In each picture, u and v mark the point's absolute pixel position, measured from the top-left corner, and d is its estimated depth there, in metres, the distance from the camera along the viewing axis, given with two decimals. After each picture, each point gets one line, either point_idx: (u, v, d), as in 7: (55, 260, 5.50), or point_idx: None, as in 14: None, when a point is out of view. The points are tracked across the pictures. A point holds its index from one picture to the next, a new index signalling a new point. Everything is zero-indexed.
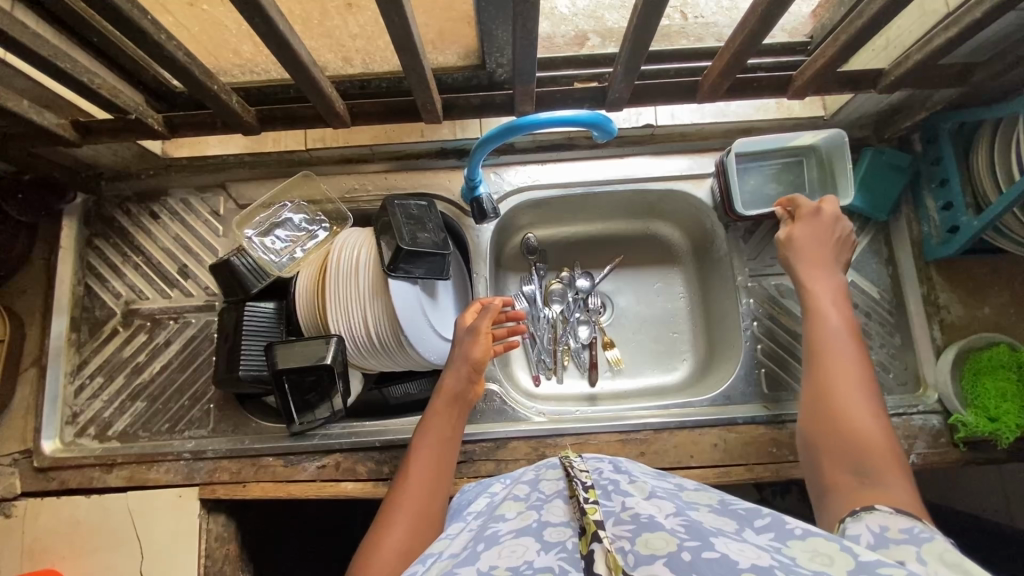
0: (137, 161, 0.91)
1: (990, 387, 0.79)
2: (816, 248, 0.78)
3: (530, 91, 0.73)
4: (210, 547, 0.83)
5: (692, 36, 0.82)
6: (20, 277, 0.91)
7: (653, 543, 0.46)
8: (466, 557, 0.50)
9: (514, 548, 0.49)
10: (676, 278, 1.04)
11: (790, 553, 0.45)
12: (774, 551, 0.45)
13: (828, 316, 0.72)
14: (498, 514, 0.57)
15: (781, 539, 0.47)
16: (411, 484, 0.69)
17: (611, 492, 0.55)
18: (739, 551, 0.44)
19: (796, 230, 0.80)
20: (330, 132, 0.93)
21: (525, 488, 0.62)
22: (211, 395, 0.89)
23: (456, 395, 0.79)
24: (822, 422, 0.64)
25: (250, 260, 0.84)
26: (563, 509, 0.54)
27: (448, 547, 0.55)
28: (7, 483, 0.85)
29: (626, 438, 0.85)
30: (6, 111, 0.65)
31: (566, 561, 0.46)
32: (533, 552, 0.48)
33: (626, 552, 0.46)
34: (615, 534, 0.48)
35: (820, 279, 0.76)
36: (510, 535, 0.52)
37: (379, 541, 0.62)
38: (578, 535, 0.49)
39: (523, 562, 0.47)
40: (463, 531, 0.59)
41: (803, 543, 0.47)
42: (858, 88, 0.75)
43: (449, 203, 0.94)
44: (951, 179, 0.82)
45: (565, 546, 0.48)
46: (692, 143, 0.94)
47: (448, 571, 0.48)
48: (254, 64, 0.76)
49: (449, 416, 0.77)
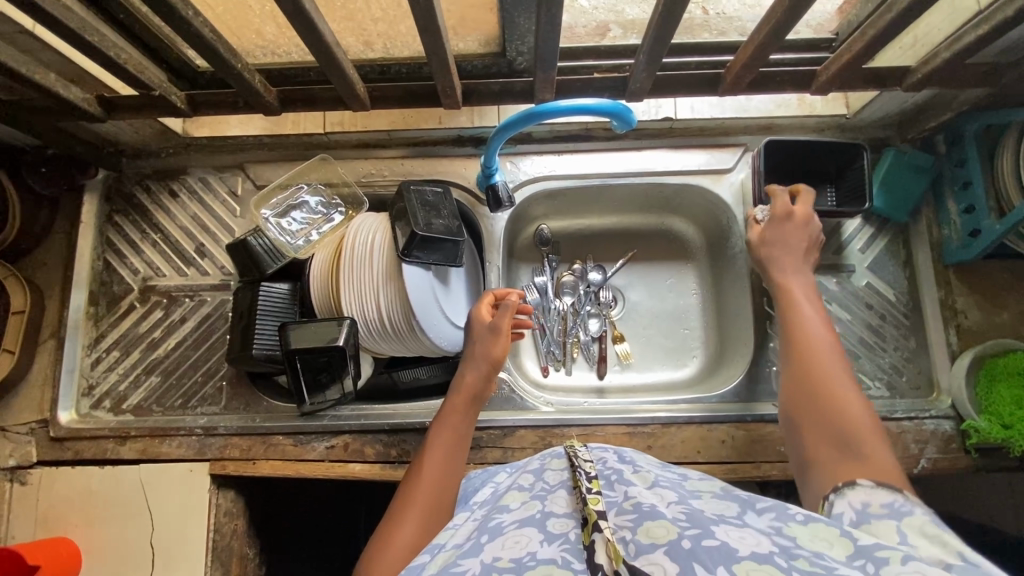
0: (158, 138, 0.92)
1: (1006, 394, 0.79)
2: (789, 248, 0.79)
3: (551, 78, 0.73)
4: (219, 522, 0.84)
5: (715, 29, 0.80)
6: (42, 250, 0.93)
7: (654, 531, 0.45)
8: (470, 547, 0.50)
9: (517, 538, 0.50)
10: (690, 275, 1.04)
11: (791, 534, 0.46)
12: (775, 534, 0.46)
13: (807, 308, 0.73)
14: (502, 504, 0.58)
15: (781, 519, 0.48)
16: (425, 476, 0.70)
17: (614, 482, 0.56)
18: (740, 538, 0.45)
19: (762, 233, 0.81)
20: (348, 115, 0.93)
21: (530, 478, 0.62)
22: (224, 372, 0.90)
23: (474, 394, 0.79)
24: (807, 395, 0.65)
25: (266, 241, 0.86)
26: (566, 501, 0.54)
27: (455, 536, 0.56)
28: (23, 452, 0.86)
29: (633, 431, 0.85)
30: (33, 84, 0.66)
31: (569, 551, 0.47)
32: (536, 543, 0.48)
33: (628, 541, 0.46)
34: (616, 525, 0.48)
35: (793, 275, 0.77)
36: (513, 525, 0.52)
37: (393, 535, 0.62)
38: (579, 527, 0.49)
39: (526, 553, 0.47)
40: (467, 520, 0.59)
41: (804, 527, 0.47)
42: (884, 85, 0.74)
43: (464, 191, 0.94)
44: (974, 182, 0.81)
45: (568, 537, 0.48)
46: (712, 138, 0.93)
47: (451, 562, 0.48)
48: (277, 45, 0.76)
49: (464, 415, 0.78)
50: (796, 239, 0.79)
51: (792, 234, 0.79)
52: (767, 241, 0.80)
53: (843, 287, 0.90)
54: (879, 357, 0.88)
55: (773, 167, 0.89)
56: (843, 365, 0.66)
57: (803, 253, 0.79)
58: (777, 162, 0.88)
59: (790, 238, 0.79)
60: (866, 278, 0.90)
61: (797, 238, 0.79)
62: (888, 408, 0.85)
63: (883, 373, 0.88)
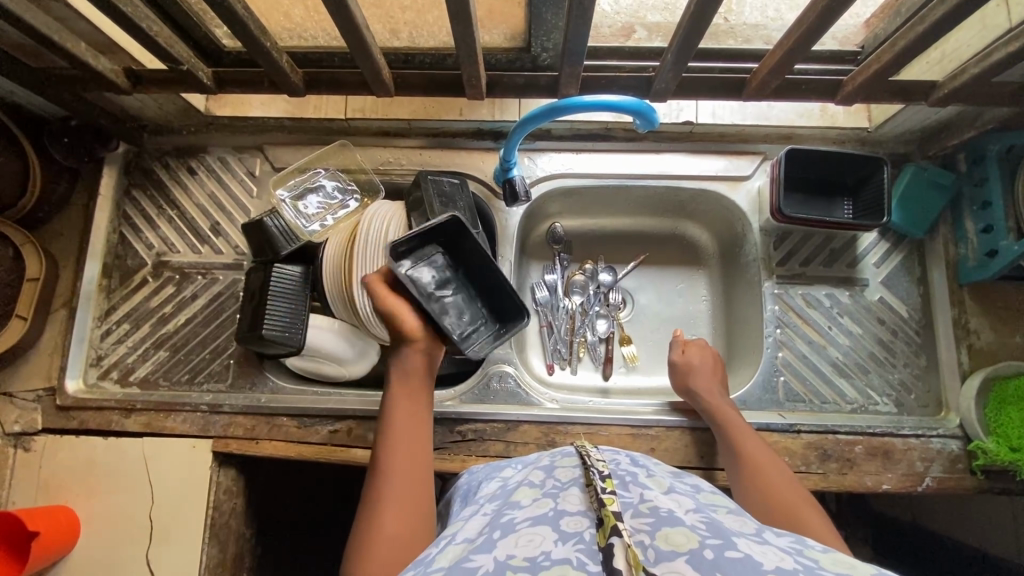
0: (181, 115, 0.93)
1: (1013, 416, 0.79)
2: (708, 369, 0.84)
3: (576, 74, 0.73)
4: (219, 499, 0.85)
5: (742, 36, 0.79)
6: (59, 220, 0.93)
7: (675, 539, 0.45)
8: (483, 542, 0.50)
9: (531, 536, 0.49)
10: (701, 281, 1.04)
11: (812, 557, 0.46)
12: (796, 554, 0.46)
13: (736, 419, 0.78)
14: (513, 500, 0.57)
15: (801, 543, 0.48)
16: (396, 464, 0.66)
17: (629, 483, 0.56)
18: (763, 553, 0.45)
19: (684, 359, 0.86)
20: (370, 102, 0.93)
21: (541, 474, 0.61)
22: (232, 351, 0.90)
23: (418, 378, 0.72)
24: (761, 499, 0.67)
25: (281, 222, 0.87)
26: (579, 498, 0.53)
27: (464, 530, 0.55)
28: (29, 418, 0.87)
29: (637, 433, 0.84)
30: (63, 52, 0.66)
31: (584, 552, 0.46)
32: (550, 542, 0.48)
33: (646, 545, 0.45)
34: (633, 528, 0.48)
35: (717, 389, 0.82)
36: (526, 522, 0.51)
37: (371, 551, 0.58)
38: (594, 526, 0.48)
39: (540, 553, 0.47)
40: (478, 512, 0.59)
41: (825, 553, 0.47)
42: (909, 99, 0.74)
43: (480, 183, 0.94)
44: (994, 203, 0.81)
45: (583, 537, 0.47)
46: (731, 144, 0.93)
47: (464, 556, 0.48)
48: (304, 28, 0.77)
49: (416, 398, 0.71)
50: (707, 364, 0.85)
51: (702, 358, 0.86)
52: (678, 371, 0.86)
53: (856, 299, 0.90)
54: (888, 373, 0.88)
55: (790, 174, 0.89)
56: (777, 466, 0.71)
57: (719, 372, 0.85)
58: (796, 168, 0.88)
59: (704, 365, 0.85)
60: (879, 293, 0.90)
61: (710, 362, 0.86)
62: (895, 424, 0.84)
63: (891, 389, 0.87)
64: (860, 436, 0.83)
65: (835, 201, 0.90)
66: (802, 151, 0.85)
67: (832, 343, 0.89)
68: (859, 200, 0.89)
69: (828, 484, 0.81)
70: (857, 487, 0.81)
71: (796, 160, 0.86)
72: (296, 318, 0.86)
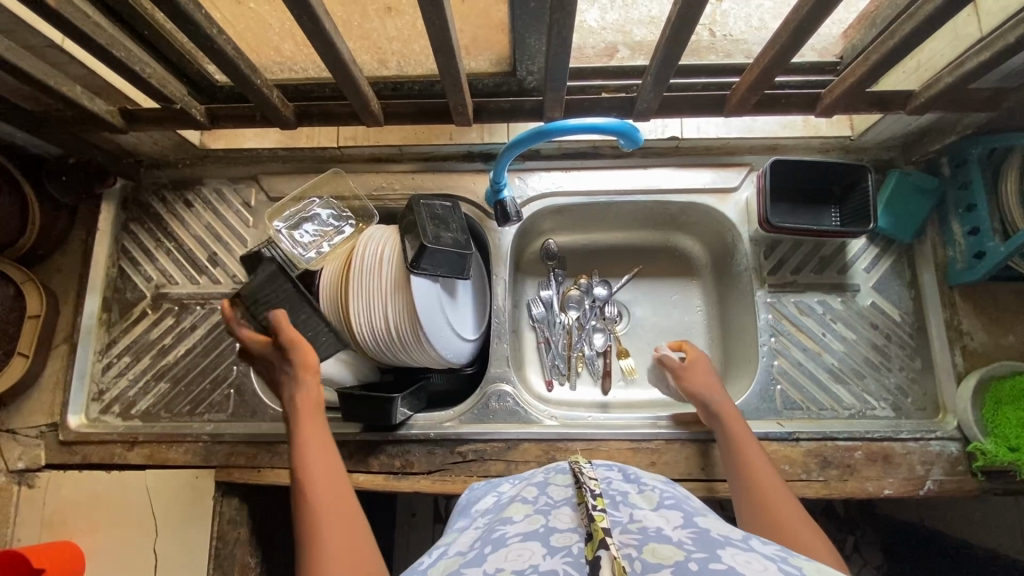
0: (176, 149, 0.95)
1: (1010, 416, 0.80)
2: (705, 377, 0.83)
3: (560, 97, 0.74)
4: (223, 530, 0.86)
5: (722, 51, 0.82)
6: (59, 256, 0.95)
7: (660, 552, 0.46)
8: (474, 557, 0.50)
9: (521, 551, 0.49)
10: (694, 292, 1.05)
11: (798, 565, 0.45)
12: (781, 562, 0.46)
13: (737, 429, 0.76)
14: (506, 516, 0.57)
15: (786, 552, 0.48)
16: (321, 500, 0.65)
17: (619, 503, 0.56)
18: (747, 562, 0.44)
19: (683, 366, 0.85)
20: (362, 130, 0.95)
21: (534, 491, 0.61)
22: (232, 380, 0.91)
23: (315, 405, 0.74)
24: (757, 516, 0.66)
25: (278, 252, 0.87)
26: (570, 516, 0.53)
27: (456, 545, 0.56)
28: (33, 455, 0.88)
29: (637, 447, 0.85)
30: (59, 96, 0.68)
31: (571, 565, 0.46)
32: (539, 556, 0.48)
33: (633, 558, 0.46)
34: (622, 543, 0.48)
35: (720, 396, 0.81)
36: (517, 538, 0.52)
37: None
38: (583, 541, 0.49)
39: (529, 565, 0.47)
40: (470, 529, 0.60)
41: (810, 562, 0.47)
42: (887, 108, 0.75)
43: (473, 205, 0.96)
44: (979, 206, 0.82)
45: (571, 551, 0.48)
46: (718, 157, 0.94)
47: (455, 571, 0.48)
48: (294, 62, 0.79)
49: (313, 424, 0.73)
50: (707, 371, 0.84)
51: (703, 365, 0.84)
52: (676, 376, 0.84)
53: (848, 304, 0.91)
54: (884, 377, 0.88)
55: (776, 183, 0.90)
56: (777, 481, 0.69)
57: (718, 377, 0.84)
58: (783, 177, 0.89)
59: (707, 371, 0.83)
60: (871, 298, 0.91)
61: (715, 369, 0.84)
62: (894, 429, 0.84)
63: (888, 393, 0.87)
64: (859, 442, 0.83)
65: (820, 208, 0.92)
66: (786, 160, 0.86)
67: (827, 350, 0.89)
68: (846, 207, 0.90)
69: (830, 491, 0.81)
70: (858, 493, 0.81)
71: (781, 171, 0.87)
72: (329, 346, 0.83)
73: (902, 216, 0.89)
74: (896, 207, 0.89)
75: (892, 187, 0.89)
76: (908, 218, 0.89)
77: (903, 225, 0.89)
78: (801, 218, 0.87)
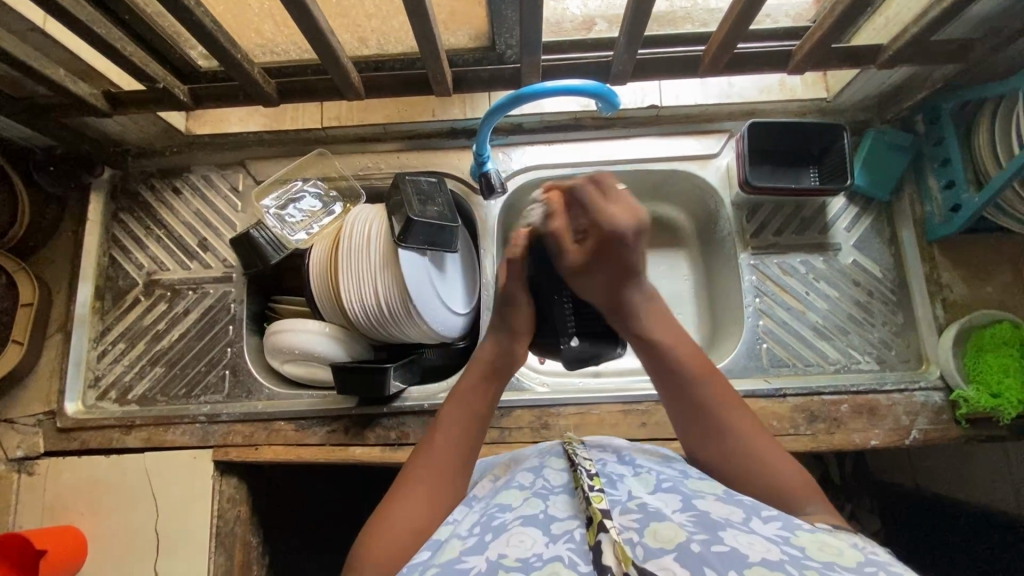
0: (162, 136, 0.95)
1: (992, 363, 0.81)
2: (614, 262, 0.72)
3: (536, 62, 0.75)
4: (222, 508, 0.86)
5: (698, 21, 0.83)
6: (50, 247, 0.96)
7: (662, 535, 0.48)
8: (476, 544, 0.53)
9: (522, 537, 0.52)
10: (681, 261, 1.06)
11: (799, 545, 0.48)
12: (783, 544, 0.48)
13: (671, 331, 0.72)
14: (502, 502, 0.59)
15: (787, 531, 0.50)
16: (445, 449, 0.68)
17: (616, 482, 0.58)
18: (749, 544, 0.47)
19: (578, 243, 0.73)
20: (345, 109, 0.95)
21: (530, 475, 0.63)
22: (226, 361, 0.92)
23: (490, 369, 0.75)
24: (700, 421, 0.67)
25: (268, 233, 0.91)
26: (567, 504, 0.55)
27: (460, 528, 0.58)
28: (31, 443, 0.88)
29: (628, 409, 0.86)
30: (43, 79, 0.69)
31: (575, 550, 0.48)
32: (541, 543, 0.50)
33: (635, 543, 0.48)
34: (621, 525, 0.50)
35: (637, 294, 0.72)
36: (516, 524, 0.54)
37: (393, 509, 0.63)
38: (584, 526, 0.51)
39: (532, 553, 0.49)
40: (471, 511, 0.61)
41: (807, 536, 0.50)
42: (858, 63, 0.77)
43: (458, 181, 0.97)
44: (952, 159, 0.84)
45: (572, 536, 0.50)
46: (697, 124, 0.95)
47: (456, 559, 0.51)
48: (275, 43, 0.80)
49: (475, 385, 0.74)
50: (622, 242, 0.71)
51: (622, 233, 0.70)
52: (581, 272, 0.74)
53: (830, 263, 0.92)
54: (867, 332, 0.90)
55: (756, 147, 0.91)
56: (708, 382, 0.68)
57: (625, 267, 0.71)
58: (763, 140, 0.91)
59: (604, 272, 0.71)
60: (852, 256, 0.92)
61: (606, 265, 0.70)
62: (878, 381, 0.86)
63: (872, 347, 0.89)
64: (845, 395, 0.85)
65: (798, 170, 0.93)
66: (760, 124, 0.88)
67: (811, 308, 0.91)
68: (824, 166, 0.92)
69: (818, 444, 0.83)
70: (846, 445, 0.83)
71: (757, 135, 0.89)
72: (552, 284, 0.79)
73: (878, 173, 0.91)
74: (872, 164, 0.91)
75: (869, 146, 0.91)
76: (882, 175, 0.91)
77: (878, 182, 0.91)
78: (782, 180, 0.89)
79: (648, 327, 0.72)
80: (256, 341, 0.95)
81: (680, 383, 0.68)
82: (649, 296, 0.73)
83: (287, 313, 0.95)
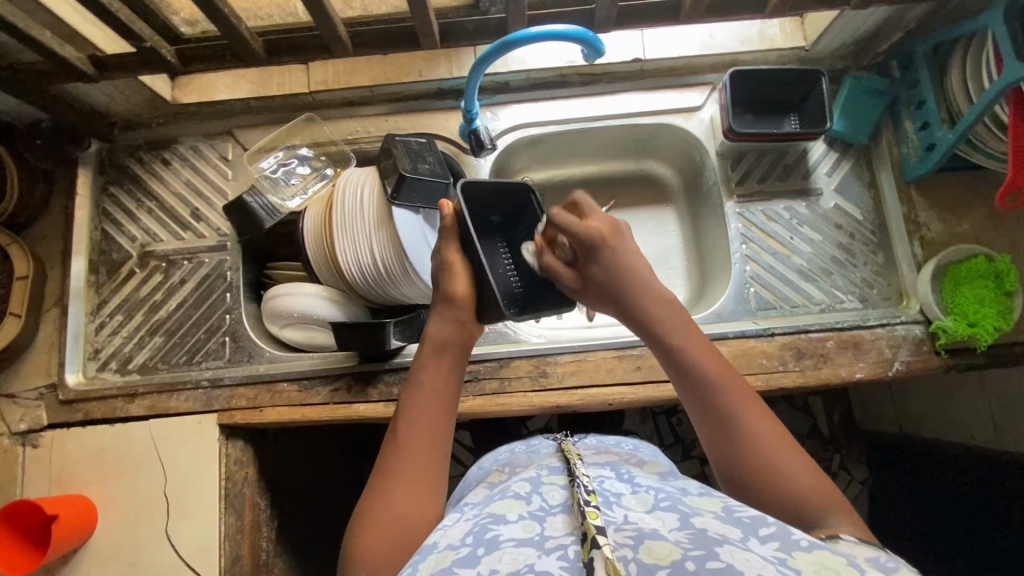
0: (149, 107, 0.95)
1: (968, 294, 0.85)
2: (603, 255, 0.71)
3: (521, 9, 0.76)
4: (230, 470, 0.87)
5: None
6: (41, 224, 0.95)
7: (657, 551, 0.45)
8: (466, 555, 0.49)
9: (515, 554, 0.48)
10: (669, 217, 1.09)
11: (798, 567, 0.44)
12: (781, 563, 0.44)
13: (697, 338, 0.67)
14: (497, 514, 0.55)
15: (786, 550, 0.46)
16: (415, 441, 0.64)
17: (612, 503, 0.54)
18: (745, 560, 0.43)
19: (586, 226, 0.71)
20: (331, 74, 0.96)
21: (526, 488, 0.59)
22: (226, 328, 0.93)
23: (444, 343, 0.70)
24: (736, 448, 0.60)
25: (261, 199, 0.92)
26: (564, 523, 0.51)
27: (446, 536, 0.54)
28: (35, 415, 0.89)
29: (622, 354, 0.88)
30: (29, 40, 0.69)
31: (568, 569, 0.45)
32: (535, 556, 0.47)
33: (628, 560, 0.44)
34: (616, 542, 0.47)
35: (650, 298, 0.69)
36: (511, 542, 0.50)
37: (372, 512, 0.59)
38: (579, 542, 0.47)
39: (524, 566, 0.46)
40: (460, 521, 0.57)
41: (809, 555, 0.45)
42: (833, 4, 0.79)
43: (447, 142, 0.98)
44: (927, 99, 0.87)
45: (566, 554, 0.46)
46: (680, 77, 0.97)
47: (445, 569, 0.47)
48: (261, 9, 0.83)
49: (438, 365, 0.69)
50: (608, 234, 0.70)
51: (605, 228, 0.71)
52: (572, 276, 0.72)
53: (813, 208, 0.95)
54: (850, 273, 0.93)
55: (738, 97, 0.94)
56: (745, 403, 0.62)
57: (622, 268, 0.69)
58: (744, 88, 0.93)
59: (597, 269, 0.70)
60: (833, 201, 0.95)
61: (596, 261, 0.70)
62: (862, 317, 0.89)
63: (855, 287, 0.93)
64: (831, 332, 0.88)
65: (779, 118, 0.96)
66: (742, 71, 0.90)
67: (796, 252, 0.94)
68: (803, 113, 0.94)
69: (805, 379, 0.86)
70: (833, 378, 0.86)
71: (738, 85, 0.92)
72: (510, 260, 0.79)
73: (857, 117, 0.93)
74: (850, 109, 0.93)
75: (848, 91, 0.93)
76: (860, 119, 0.94)
77: (858, 125, 0.94)
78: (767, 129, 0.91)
79: (663, 325, 0.67)
80: (254, 308, 0.97)
81: (710, 398, 0.62)
82: (661, 294, 0.69)
83: (285, 279, 0.96)
